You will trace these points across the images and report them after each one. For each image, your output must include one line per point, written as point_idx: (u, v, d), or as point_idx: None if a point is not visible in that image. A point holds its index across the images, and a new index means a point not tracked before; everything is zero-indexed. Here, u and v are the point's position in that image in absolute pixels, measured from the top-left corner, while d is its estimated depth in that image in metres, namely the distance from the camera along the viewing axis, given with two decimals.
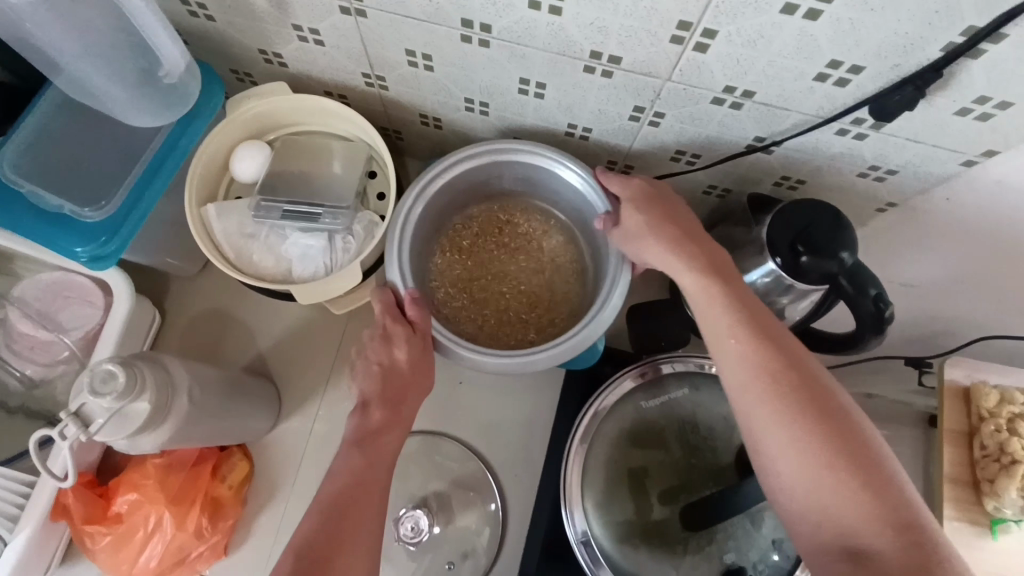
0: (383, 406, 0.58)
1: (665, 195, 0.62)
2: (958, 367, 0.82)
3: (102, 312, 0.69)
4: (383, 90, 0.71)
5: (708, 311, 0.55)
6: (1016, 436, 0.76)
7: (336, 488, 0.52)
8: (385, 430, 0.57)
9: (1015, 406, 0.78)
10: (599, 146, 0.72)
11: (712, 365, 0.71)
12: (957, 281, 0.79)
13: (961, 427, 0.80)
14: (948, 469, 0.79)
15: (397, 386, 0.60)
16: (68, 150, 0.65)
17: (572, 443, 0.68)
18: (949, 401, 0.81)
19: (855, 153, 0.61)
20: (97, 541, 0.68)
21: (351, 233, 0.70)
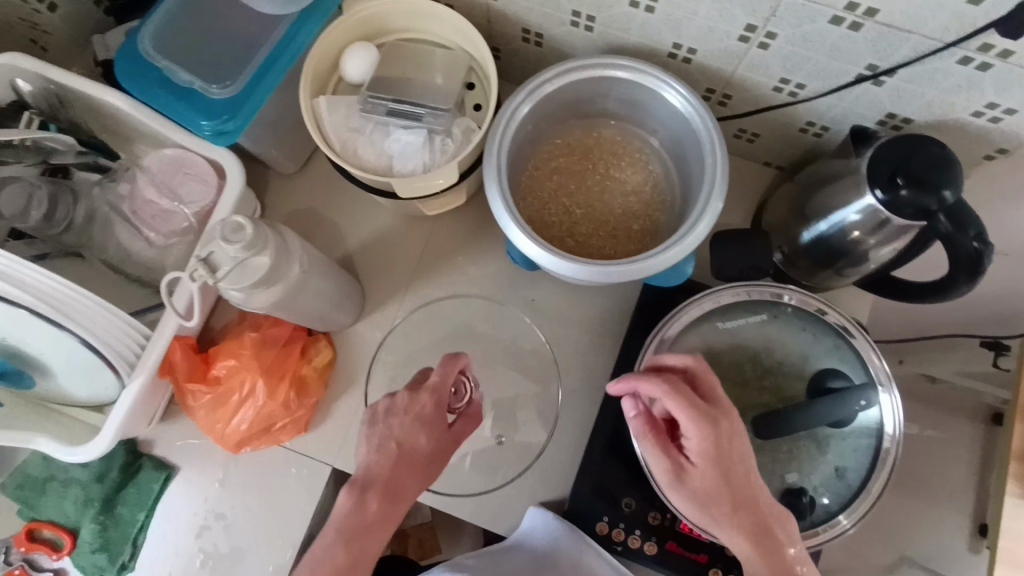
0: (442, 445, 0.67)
1: (731, 452, 0.58)
2: None
3: (215, 192, 0.74)
4: (492, 0, 0.73)
5: (702, 521, 0.59)
6: None
7: (326, 552, 0.59)
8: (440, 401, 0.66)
9: None
10: (700, 71, 0.71)
11: (789, 295, 0.70)
12: None
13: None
14: (1017, 444, 0.75)
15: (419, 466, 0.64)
16: (196, 30, 0.69)
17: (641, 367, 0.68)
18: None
19: (973, 86, 0.59)
20: (198, 399, 0.76)
21: (450, 135, 0.73)
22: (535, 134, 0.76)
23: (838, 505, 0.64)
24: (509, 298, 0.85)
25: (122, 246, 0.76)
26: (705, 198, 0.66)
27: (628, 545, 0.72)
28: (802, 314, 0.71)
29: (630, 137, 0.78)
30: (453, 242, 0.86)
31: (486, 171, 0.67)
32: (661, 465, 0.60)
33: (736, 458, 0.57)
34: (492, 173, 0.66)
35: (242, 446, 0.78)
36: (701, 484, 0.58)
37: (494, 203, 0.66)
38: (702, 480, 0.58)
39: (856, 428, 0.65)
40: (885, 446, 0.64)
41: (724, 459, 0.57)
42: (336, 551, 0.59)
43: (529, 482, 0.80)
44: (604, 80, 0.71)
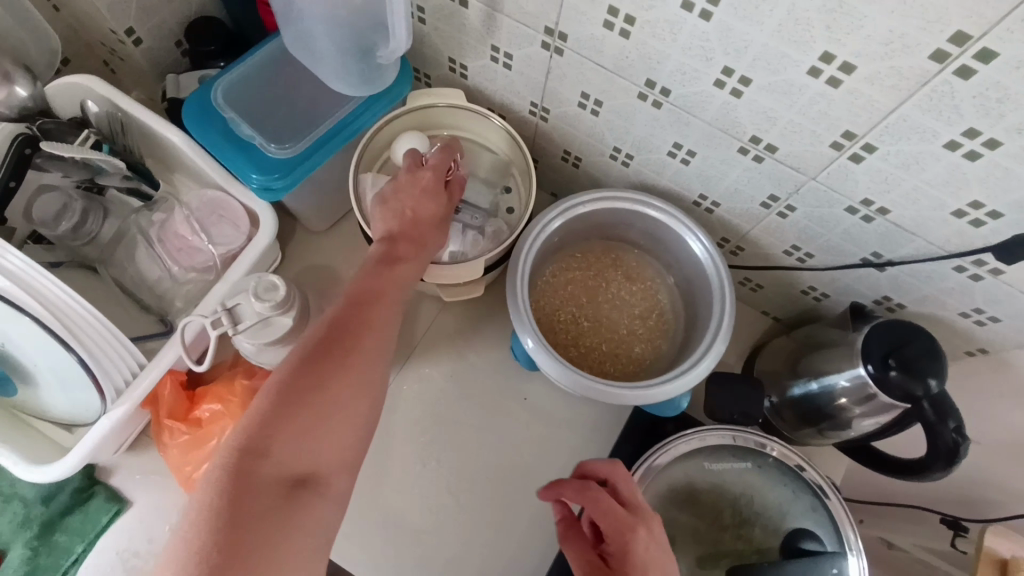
0: (405, 242, 0.66)
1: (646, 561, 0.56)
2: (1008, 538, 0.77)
3: (244, 239, 0.76)
4: (542, 121, 0.80)
5: None
6: None
7: (248, 443, 0.48)
8: (410, 258, 0.65)
9: None
10: (718, 222, 0.77)
11: (773, 448, 0.72)
12: None
13: None
14: None
15: (418, 229, 0.67)
16: (269, 92, 0.74)
17: None
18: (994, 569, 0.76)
19: (963, 291, 0.64)
20: (175, 438, 0.74)
21: (482, 232, 0.77)
22: (558, 244, 0.80)
23: None
24: (502, 393, 0.86)
25: (139, 271, 0.77)
26: (709, 341, 0.70)
27: None
28: (784, 467, 0.72)
29: (645, 264, 0.83)
30: (457, 327, 0.89)
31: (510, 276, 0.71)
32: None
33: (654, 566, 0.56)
34: (517, 281, 0.70)
35: None
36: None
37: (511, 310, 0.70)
38: None
39: None
40: None
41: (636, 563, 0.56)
42: (278, 382, 0.51)
43: None
44: (633, 213, 0.76)
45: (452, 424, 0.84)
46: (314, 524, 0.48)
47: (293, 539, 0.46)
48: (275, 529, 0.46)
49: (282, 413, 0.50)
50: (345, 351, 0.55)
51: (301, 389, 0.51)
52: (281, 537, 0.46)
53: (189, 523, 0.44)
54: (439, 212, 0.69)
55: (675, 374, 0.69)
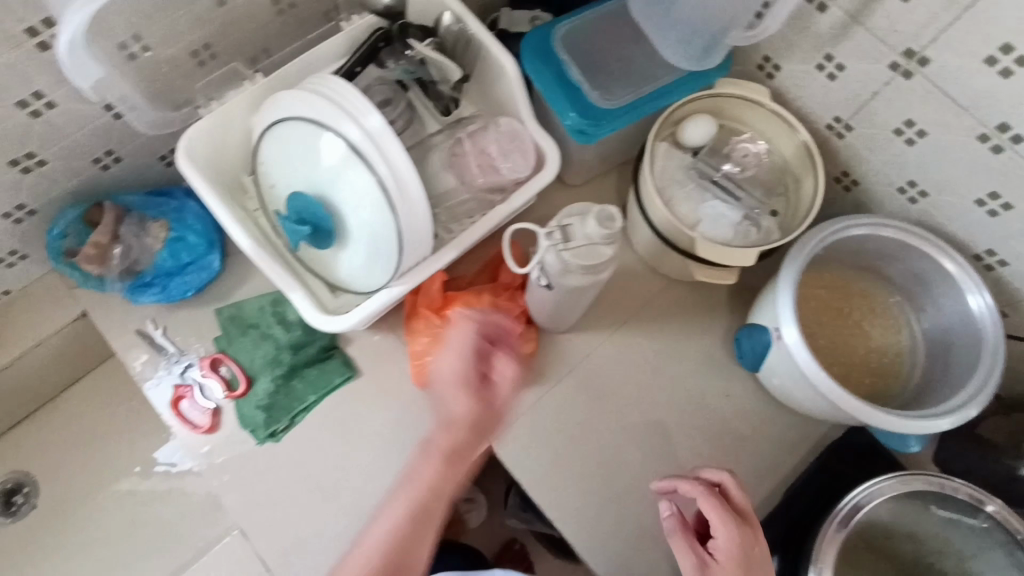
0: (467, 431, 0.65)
1: (753, 556, 0.61)
2: None
3: (530, 169, 0.80)
4: (834, 138, 0.81)
5: None
6: None
7: (419, 494, 0.64)
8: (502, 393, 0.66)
9: None
10: (990, 281, 0.77)
11: (991, 505, 0.70)
12: None
13: None
14: None
15: (459, 447, 0.65)
16: (601, 47, 0.79)
17: (831, 521, 0.72)
18: None
19: None
20: (425, 329, 0.82)
21: (756, 225, 0.79)
22: (818, 259, 0.82)
23: None
24: (705, 386, 0.87)
25: None
26: (968, 398, 0.70)
27: None
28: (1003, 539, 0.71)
29: (891, 303, 0.83)
30: (675, 309, 0.91)
31: (784, 275, 0.74)
32: (686, 563, 0.62)
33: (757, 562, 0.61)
34: (789, 282, 0.74)
35: None
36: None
37: (781, 307, 0.73)
38: None
39: None
40: None
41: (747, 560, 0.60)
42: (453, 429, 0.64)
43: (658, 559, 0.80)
44: (915, 252, 0.76)
45: (652, 399, 0.86)
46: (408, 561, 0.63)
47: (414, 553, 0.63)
48: (422, 530, 0.64)
49: (459, 452, 0.65)
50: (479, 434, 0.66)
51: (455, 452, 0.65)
52: (427, 529, 0.64)
53: (390, 524, 0.64)
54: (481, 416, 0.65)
55: (922, 420, 0.70)
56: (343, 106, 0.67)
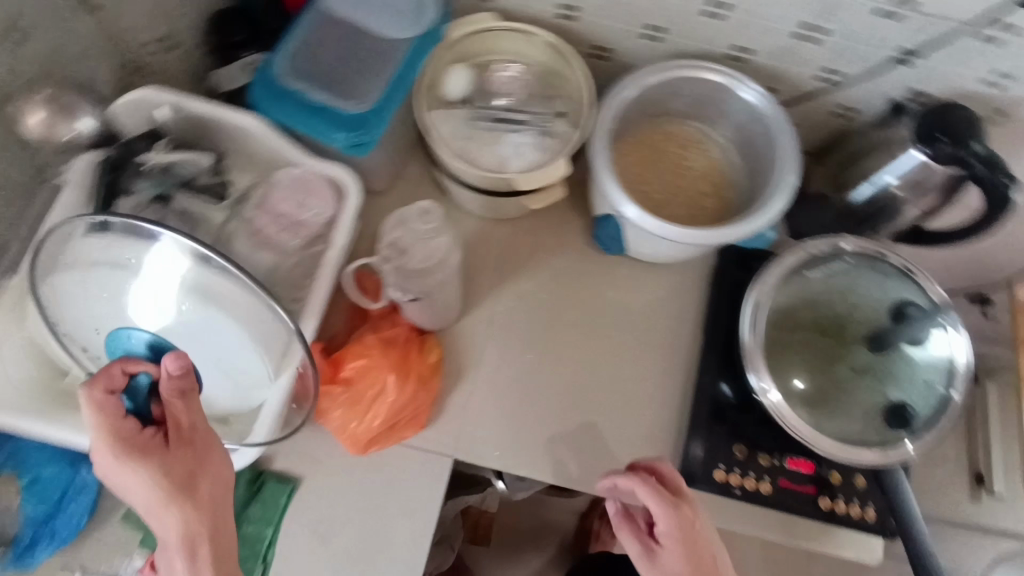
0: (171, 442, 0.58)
1: (694, 530, 0.69)
2: None
3: (335, 205, 0.77)
4: (570, 22, 0.85)
5: None
6: None
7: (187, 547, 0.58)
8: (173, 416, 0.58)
9: None
10: (751, 70, 0.85)
11: (848, 244, 0.80)
12: None
13: None
14: None
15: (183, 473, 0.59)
16: (326, 56, 0.76)
17: (743, 330, 0.77)
18: None
19: (985, 59, 0.74)
20: (333, 401, 0.79)
21: (555, 134, 0.81)
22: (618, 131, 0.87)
23: (937, 411, 0.74)
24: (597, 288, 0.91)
25: None
26: (787, 169, 0.78)
27: (746, 488, 0.80)
28: (872, 261, 0.80)
29: (694, 132, 0.90)
30: (536, 241, 0.93)
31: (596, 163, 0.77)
32: (635, 549, 0.71)
33: (702, 537, 0.69)
34: (603, 166, 0.77)
35: (371, 446, 0.80)
36: (671, 565, 0.69)
37: (611, 189, 0.76)
38: (671, 561, 0.69)
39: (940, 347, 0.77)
40: (960, 360, 0.75)
41: (688, 538, 0.68)
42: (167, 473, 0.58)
43: (644, 451, 0.84)
44: (683, 80, 0.83)
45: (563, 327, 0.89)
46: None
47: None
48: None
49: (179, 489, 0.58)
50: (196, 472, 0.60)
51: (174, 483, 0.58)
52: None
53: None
54: (175, 466, 0.58)
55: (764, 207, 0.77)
56: (109, 259, 0.62)
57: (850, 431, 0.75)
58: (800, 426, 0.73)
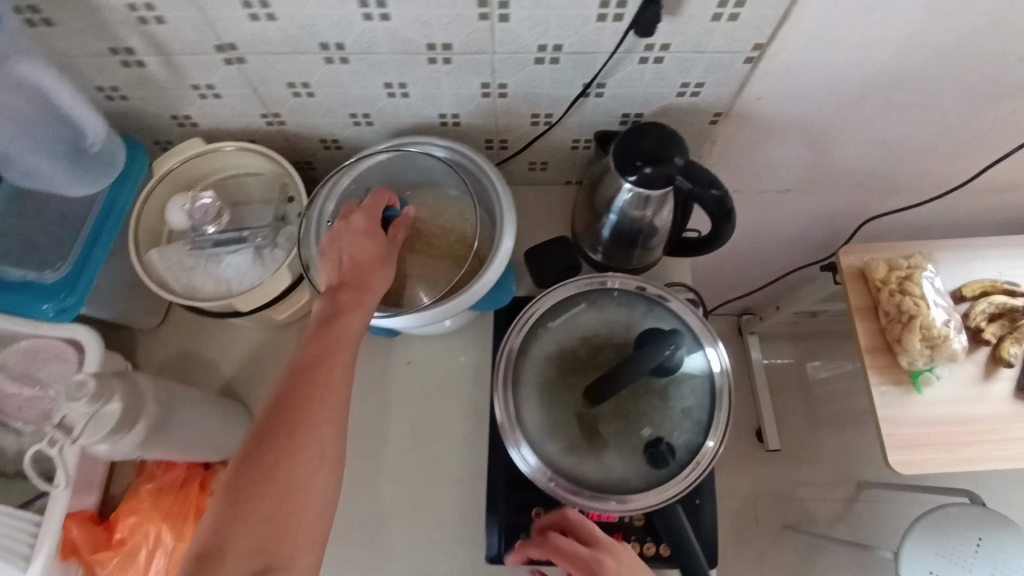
0: (316, 345, 0.68)
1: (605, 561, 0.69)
2: (853, 254, 1.09)
3: (74, 366, 0.78)
4: (282, 125, 0.84)
5: None
6: (907, 295, 1.01)
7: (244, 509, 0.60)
8: (345, 313, 0.70)
9: (900, 271, 1.04)
10: (471, 129, 0.85)
11: (612, 282, 0.81)
12: (799, 159, 0.94)
13: (866, 302, 1.07)
14: (866, 341, 1.05)
15: (355, 277, 0.73)
16: (21, 229, 0.75)
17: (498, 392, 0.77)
18: (851, 281, 1.08)
19: (663, 76, 0.73)
20: (107, 565, 0.77)
21: (276, 246, 0.80)
22: None
23: (698, 439, 0.74)
24: (388, 372, 0.90)
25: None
26: (504, 223, 0.79)
27: None
28: (621, 295, 0.81)
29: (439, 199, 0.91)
30: None
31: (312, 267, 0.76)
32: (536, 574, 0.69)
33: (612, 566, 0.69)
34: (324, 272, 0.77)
35: None
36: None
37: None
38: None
39: (692, 370, 0.77)
40: (715, 379, 0.76)
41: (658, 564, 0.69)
42: (272, 417, 0.63)
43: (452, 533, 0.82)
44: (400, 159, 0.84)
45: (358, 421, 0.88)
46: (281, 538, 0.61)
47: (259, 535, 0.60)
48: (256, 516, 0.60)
49: (282, 405, 0.64)
50: (358, 268, 0.73)
51: (292, 397, 0.64)
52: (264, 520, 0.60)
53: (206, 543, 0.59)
54: (323, 316, 0.70)
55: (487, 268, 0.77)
56: None
57: (617, 474, 0.73)
58: (562, 481, 0.73)
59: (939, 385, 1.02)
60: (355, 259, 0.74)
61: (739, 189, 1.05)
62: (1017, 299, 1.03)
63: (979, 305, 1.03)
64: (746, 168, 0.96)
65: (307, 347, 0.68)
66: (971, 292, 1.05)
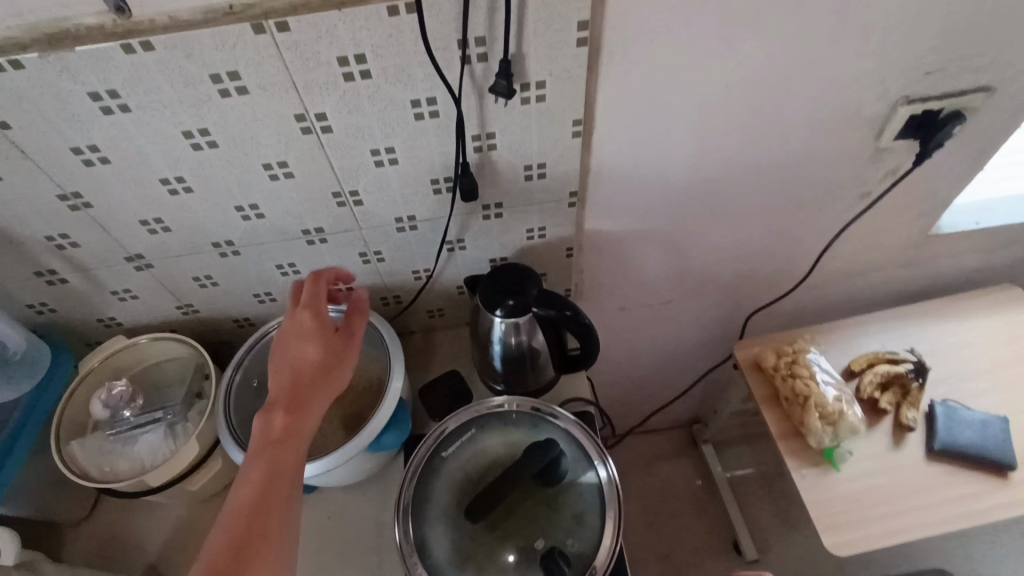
0: (265, 460, 0.63)
1: None
2: (745, 350, 1.18)
3: None
4: (197, 314, 0.94)
5: None
6: (796, 377, 1.09)
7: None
8: (288, 432, 0.65)
9: (786, 357, 1.12)
10: (365, 291, 0.96)
11: (508, 402, 0.85)
12: (662, 273, 1.08)
13: (768, 391, 1.13)
14: (777, 428, 1.09)
15: (308, 377, 0.70)
16: None
17: (398, 527, 0.76)
18: (749, 374, 1.16)
19: (508, 226, 0.87)
20: None
21: (189, 420, 0.86)
22: None
23: (592, 547, 0.74)
24: (310, 532, 0.90)
25: None
26: (396, 367, 0.86)
27: None
28: (511, 412, 0.84)
29: None
30: None
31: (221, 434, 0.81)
32: None
33: None
34: (225, 434, 0.81)
35: None
36: None
37: (233, 454, 0.79)
38: None
39: (580, 479, 0.78)
40: (604, 481, 0.78)
41: None
42: (236, 524, 0.58)
43: None
44: None
45: None
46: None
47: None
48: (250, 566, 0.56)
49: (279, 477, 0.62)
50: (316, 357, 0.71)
51: (272, 475, 0.62)
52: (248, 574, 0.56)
53: None
54: (280, 430, 0.65)
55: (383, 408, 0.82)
56: None
57: None
58: None
59: (856, 460, 1.05)
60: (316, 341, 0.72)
61: (624, 307, 1.16)
62: (900, 365, 1.11)
63: (866, 376, 1.10)
64: (618, 286, 1.09)
65: (259, 468, 0.62)
66: (859, 365, 1.13)
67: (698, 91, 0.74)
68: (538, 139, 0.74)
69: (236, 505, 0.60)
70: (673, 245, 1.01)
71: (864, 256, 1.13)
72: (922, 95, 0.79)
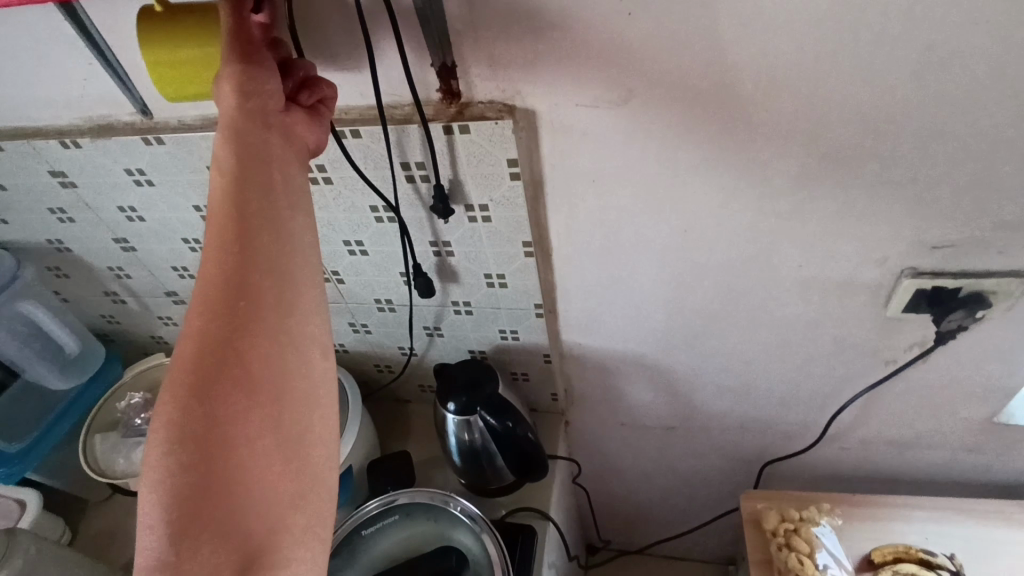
0: (237, 285, 0.40)
1: None
2: (753, 497, 1.03)
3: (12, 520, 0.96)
4: None
5: None
6: (792, 550, 0.95)
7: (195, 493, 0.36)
8: (262, 232, 0.42)
9: (789, 522, 0.98)
10: (359, 356, 1.04)
11: (454, 502, 0.84)
12: (658, 399, 1.02)
13: (764, 556, 0.98)
14: None
15: (247, 143, 0.42)
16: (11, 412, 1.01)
17: None
18: (749, 530, 1.01)
19: (481, 324, 0.90)
20: None
21: None
22: None
23: None
24: None
25: None
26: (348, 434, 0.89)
27: None
28: (438, 507, 0.85)
29: None
30: None
31: None
32: None
33: None
34: None
35: None
36: None
37: None
38: None
39: None
40: None
41: None
42: (206, 364, 0.38)
43: None
44: None
45: None
46: (322, 475, 0.43)
47: (260, 506, 0.39)
48: (237, 483, 0.38)
49: (236, 313, 0.40)
50: (262, 150, 0.43)
51: (228, 301, 0.40)
52: (237, 495, 0.38)
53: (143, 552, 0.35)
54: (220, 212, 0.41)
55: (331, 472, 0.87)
56: None
57: None
58: None
59: None
60: (281, 135, 0.45)
61: (624, 423, 1.11)
62: (933, 570, 0.91)
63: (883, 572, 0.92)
64: (610, 401, 1.05)
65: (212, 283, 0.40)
66: (882, 556, 0.94)
67: (658, 233, 0.72)
68: (492, 253, 0.77)
69: (187, 357, 0.38)
70: (664, 373, 0.95)
71: (910, 429, 0.97)
72: (934, 271, 0.69)
